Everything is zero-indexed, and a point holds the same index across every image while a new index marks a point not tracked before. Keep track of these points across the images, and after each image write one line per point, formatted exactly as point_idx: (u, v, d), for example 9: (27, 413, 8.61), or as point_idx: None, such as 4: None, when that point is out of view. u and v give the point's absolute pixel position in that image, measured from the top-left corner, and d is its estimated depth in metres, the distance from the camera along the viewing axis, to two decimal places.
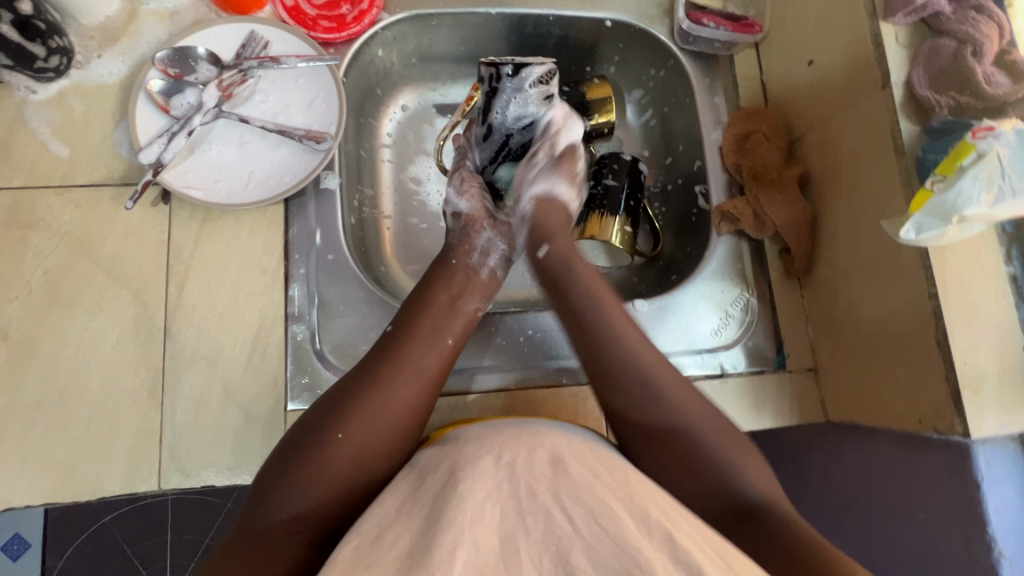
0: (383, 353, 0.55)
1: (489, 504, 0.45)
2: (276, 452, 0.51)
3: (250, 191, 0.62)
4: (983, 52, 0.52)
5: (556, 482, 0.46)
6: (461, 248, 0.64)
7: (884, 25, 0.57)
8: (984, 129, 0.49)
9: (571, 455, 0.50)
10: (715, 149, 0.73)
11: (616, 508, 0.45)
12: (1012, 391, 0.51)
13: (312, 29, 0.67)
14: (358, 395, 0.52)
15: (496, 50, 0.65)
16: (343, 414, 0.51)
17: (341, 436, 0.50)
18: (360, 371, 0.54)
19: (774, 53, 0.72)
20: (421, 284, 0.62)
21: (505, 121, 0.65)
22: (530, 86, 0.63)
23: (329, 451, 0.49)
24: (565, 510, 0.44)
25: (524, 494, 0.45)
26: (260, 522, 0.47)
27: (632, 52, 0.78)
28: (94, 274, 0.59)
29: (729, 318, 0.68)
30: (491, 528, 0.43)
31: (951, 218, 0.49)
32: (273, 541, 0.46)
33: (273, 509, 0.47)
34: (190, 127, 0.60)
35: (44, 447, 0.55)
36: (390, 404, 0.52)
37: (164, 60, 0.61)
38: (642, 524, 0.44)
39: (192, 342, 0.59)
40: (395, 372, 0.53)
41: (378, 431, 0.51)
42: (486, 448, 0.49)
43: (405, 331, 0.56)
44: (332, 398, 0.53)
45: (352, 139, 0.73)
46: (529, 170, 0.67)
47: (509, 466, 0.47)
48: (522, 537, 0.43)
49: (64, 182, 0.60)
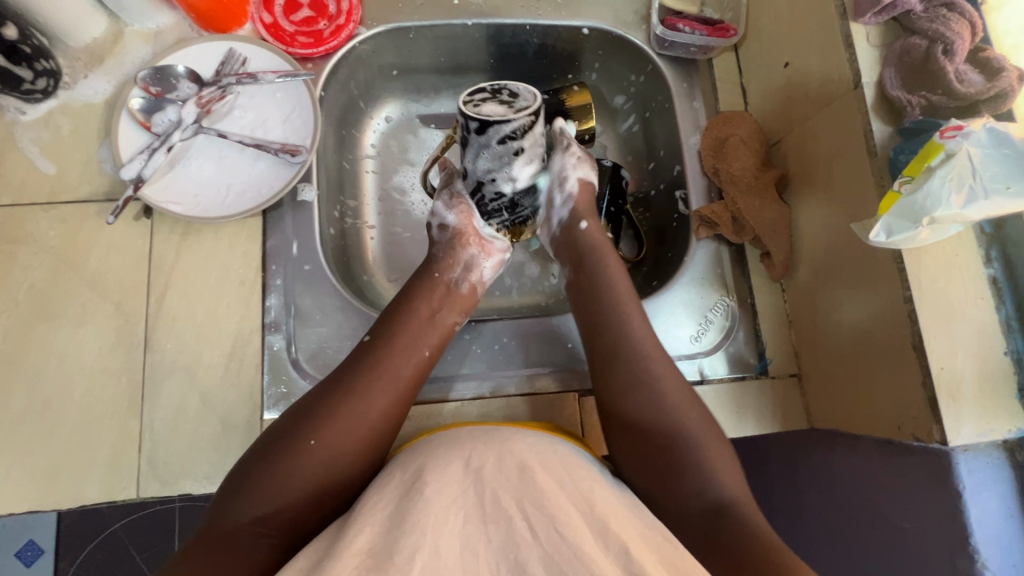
0: (360, 359, 0.54)
1: (453, 512, 0.45)
2: (245, 456, 0.50)
3: (228, 204, 0.63)
4: (954, 50, 0.51)
5: (522, 489, 0.46)
6: (447, 259, 0.63)
7: (854, 26, 0.56)
8: (954, 127, 0.47)
9: (538, 459, 0.49)
10: (694, 154, 0.72)
11: (576, 519, 0.45)
12: (991, 396, 0.49)
13: (289, 45, 0.68)
14: (334, 401, 0.51)
15: (488, 85, 0.56)
16: (317, 421, 0.50)
17: (314, 444, 0.49)
18: (335, 376, 0.54)
19: (752, 56, 0.71)
20: (405, 291, 0.61)
21: (473, 169, 0.59)
22: (496, 143, 0.55)
23: (298, 458, 0.48)
24: (527, 517, 0.45)
25: (487, 502, 0.45)
26: (221, 524, 0.46)
27: (611, 59, 0.78)
28: (79, 287, 0.61)
29: (709, 323, 0.68)
30: (453, 534, 0.44)
31: (922, 219, 0.48)
32: (232, 541, 0.45)
33: (236, 510, 0.46)
34: (169, 143, 0.62)
35: (28, 456, 0.57)
36: (365, 412, 0.51)
37: (144, 79, 0.63)
38: (600, 536, 0.44)
39: (172, 352, 0.60)
40: (370, 379, 0.53)
41: (351, 440, 0.50)
42: (454, 455, 0.48)
43: (384, 338, 0.56)
44: (306, 404, 0.52)
45: (334, 151, 0.74)
46: (559, 208, 0.65)
47: (475, 474, 0.47)
48: (482, 545, 0.44)
49: (51, 199, 0.62)
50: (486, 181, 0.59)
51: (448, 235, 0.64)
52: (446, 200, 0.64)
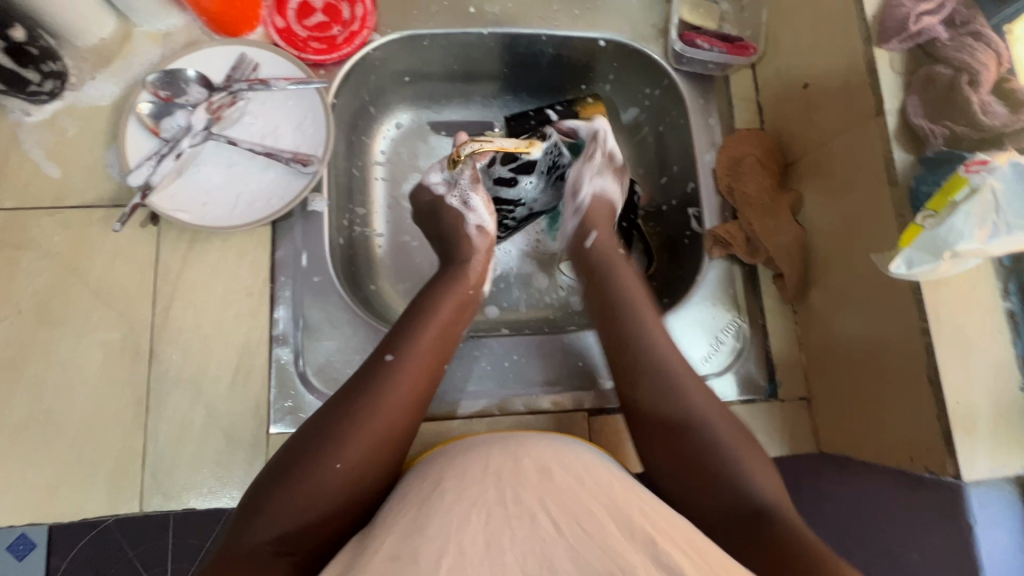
0: (384, 380, 0.52)
1: (474, 512, 0.44)
2: (264, 475, 0.49)
3: (237, 213, 0.62)
4: (980, 81, 0.51)
5: (543, 488, 0.46)
6: (470, 275, 0.64)
7: (878, 51, 0.55)
8: (978, 162, 0.47)
9: (558, 462, 0.48)
10: (709, 171, 0.71)
11: (598, 512, 0.44)
12: (1007, 431, 0.49)
13: (302, 51, 0.67)
14: (358, 423, 0.50)
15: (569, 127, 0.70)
16: (338, 442, 0.49)
17: (339, 467, 0.48)
18: (353, 395, 0.52)
19: (770, 75, 0.71)
20: (423, 301, 0.60)
21: (534, 186, 0.70)
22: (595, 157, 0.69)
23: (323, 481, 0.47)
24: (549, 513, 0.44)
25: (510, 501, 0.45)
26: (245, 545, 0.45)
27: (627, 71, 0.77)
28: (83, 295, 0.60)
29: (720, 344, 0.67)
30: (476, 532, 0.43)
31: (944, 253, 0.47)
32: (259, 564, 0.43)
33: (260, 531, 0.45)
34: (178, 150, 0.61)
35: (29, 468, 0.56)
36: (388, 432, 0.50)
37: (154, 83, 0.61)
38: (626, 529, 0.43)
39: (178, 364, 0.59)
40: (394, 400, 0.51)
41: (373, 462, 0.50)
42: (472, 461, 0.49)
43: (408, 357, 0.54)
44: (323, 421, 0.50)
45: (344, 158, 0.73)
46: (587, 170, 0.69)
47: (495, 476, 0.46)
48: (507, 539, 0.43)
49: (56, 204, 0.61)
50: (526, 201, 0.71)
51: (484, 240, 0.67)
52: (471, 181, 0.68)
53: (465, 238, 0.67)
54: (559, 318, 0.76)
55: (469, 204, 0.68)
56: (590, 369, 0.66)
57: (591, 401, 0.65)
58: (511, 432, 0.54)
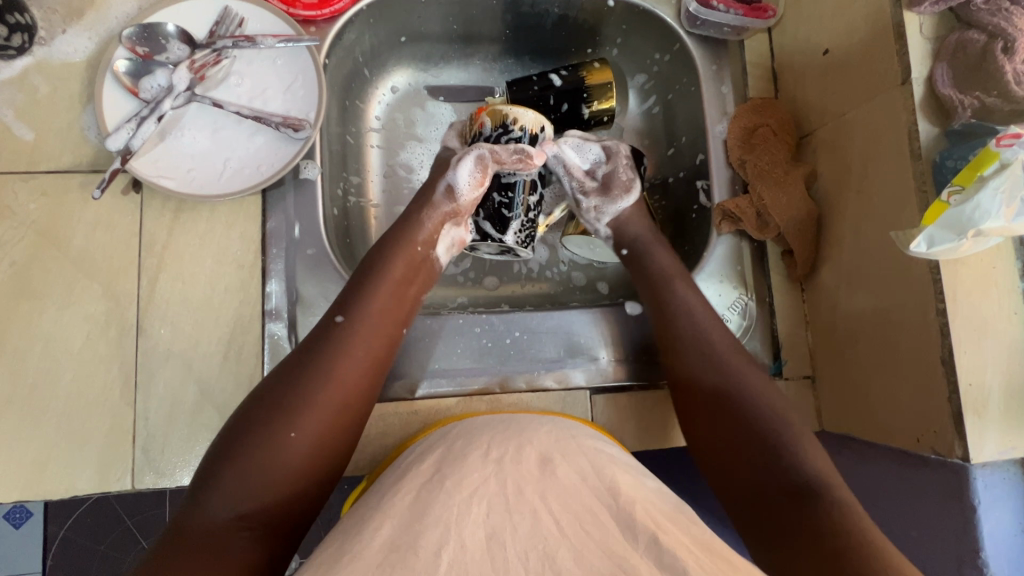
0: (331, 344, 0.51)
1: (475, 502, 0.43)
2: (218, 442, 0.48)
3: (224, 181, 0.58)
4: (1015, 49, 0.47)
5: (545, 482, 0.44)
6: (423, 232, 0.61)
7: (908, 15, 0.52)
8: (1010, 136, 0.45)
9: (560, 451, 0.47)
10: (719, 143, 0.68)
11: (601, 513, 0.43)
12: (1016, 412, 0.48)
13: (290, 5, 0.62)
14: (307, 388, 0.49)
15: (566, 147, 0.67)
16: (295, 410, 0.48)
17: (294, 435, 0.47)
18: (299, 359, 0.51)
19: (787, 41, 0.67)
20: (371, 261, 0.58)
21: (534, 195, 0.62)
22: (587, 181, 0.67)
23: (280, 450, 0.46)
24: (550, 510, 0.43)
25: (511, 492, 0.43)
26: (201, 520, 0.44)
27: (636, 33, 0.73)
28: (61, 266, 0.57)
29: (725, 322, 0.66)
30: (477, 524, 0.42)
31: (966, 232, 0.46)
32: (220, 540, 0.43)
33: (218, 506, 0.44)
34: (160, 112, 0.57)
35: (12, 446, 0.54)
36: (336, 399, 0.50)
37: (130, 38, 0.57)
38: (628, 530, 0.42)
39: (167, 338, 0.57)
40: (347, 362, 0.51)
41: (328, 429, 0.49)
42: (473, 446, 0.47)
43: (359, 318, 0.53)
44: (271, 388, 0.49)
45: (338, 123, 0.69)
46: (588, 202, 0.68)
47: (496, 463, 0.45)
48: (508, 534, 0.41)
49: (30, 169, 0.57)
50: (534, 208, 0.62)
51: (448, 206, 0.62)
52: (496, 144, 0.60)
53: (431, 198, 0.62)
54: (560, 294, 0.74)
55: (461, 157, 0.61)
56: (591, 346, 0.65)
57: (594, 379, 0.64)
58: (513, 414, 0.53)
